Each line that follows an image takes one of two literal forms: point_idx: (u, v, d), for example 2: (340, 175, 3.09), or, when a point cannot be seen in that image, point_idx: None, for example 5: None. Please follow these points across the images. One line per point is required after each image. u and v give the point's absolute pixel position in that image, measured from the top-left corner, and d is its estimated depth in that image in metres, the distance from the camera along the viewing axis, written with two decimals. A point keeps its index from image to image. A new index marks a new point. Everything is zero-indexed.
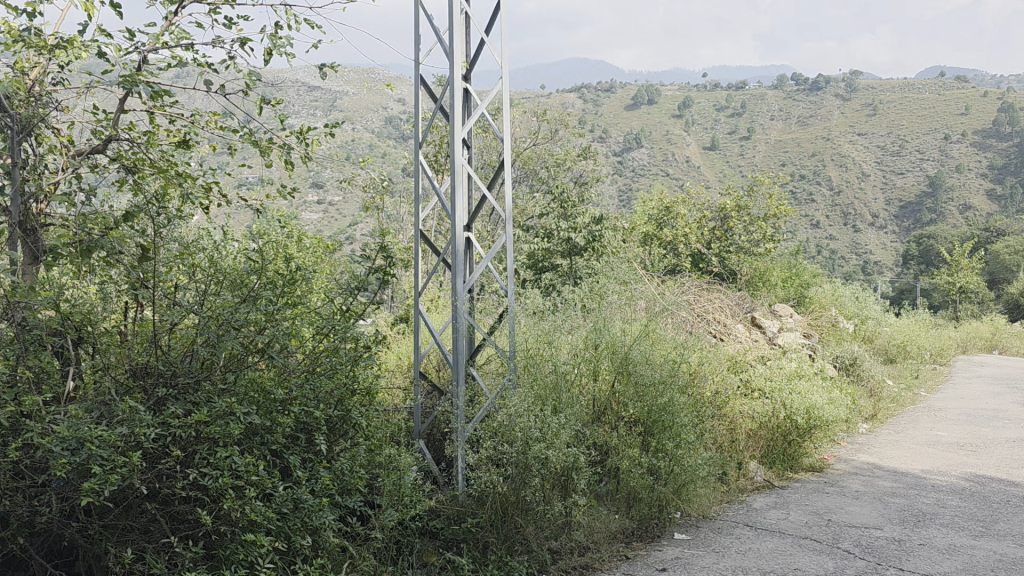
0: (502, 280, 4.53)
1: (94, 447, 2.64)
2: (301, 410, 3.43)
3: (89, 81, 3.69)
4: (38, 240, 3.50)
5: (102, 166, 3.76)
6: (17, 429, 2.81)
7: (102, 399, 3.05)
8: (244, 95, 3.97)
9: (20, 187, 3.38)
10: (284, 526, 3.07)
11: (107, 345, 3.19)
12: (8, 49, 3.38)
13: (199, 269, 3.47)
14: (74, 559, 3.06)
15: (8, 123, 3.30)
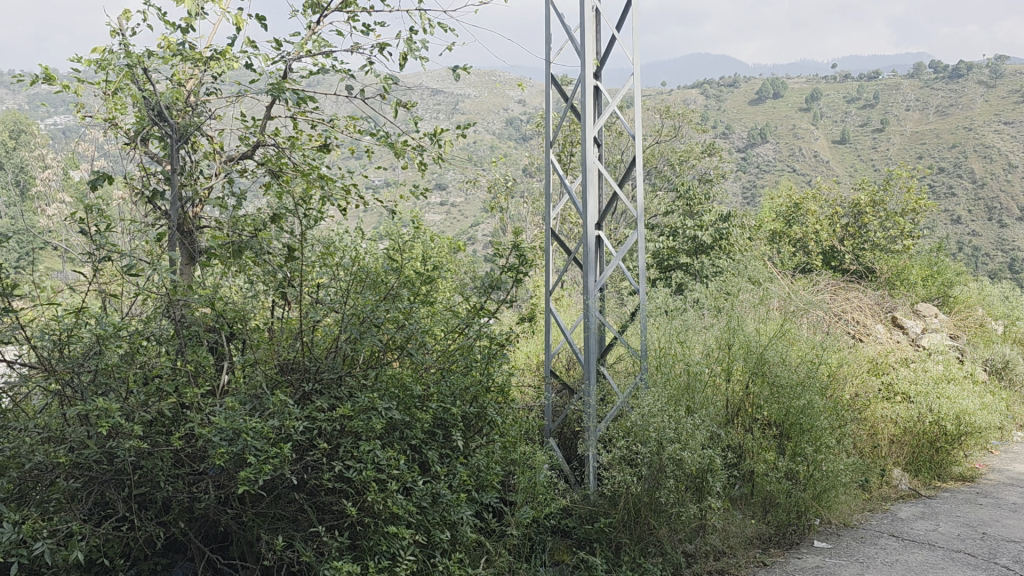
0: (634, 279, 4.46)
1: (249, 438, 2.76)
2: (438, 406, 3.49)
3: (239, 90, 3.86)
4: (195, 241, 3.70)
5: (250, 171, 3.94)
6: (178, 420, 2.97)
7: (254, 393, 3.18)
8: (381, 99, 4.07)
9: (179, 192, 3.61)
10: (424, 520, 3.13)
11: (257, 341, 3.32)
12: (167, 62, 3.60)
13: (340, 269, 3.58)
14: (229, 544, 3.22)
15: (168, 133, 3.60)
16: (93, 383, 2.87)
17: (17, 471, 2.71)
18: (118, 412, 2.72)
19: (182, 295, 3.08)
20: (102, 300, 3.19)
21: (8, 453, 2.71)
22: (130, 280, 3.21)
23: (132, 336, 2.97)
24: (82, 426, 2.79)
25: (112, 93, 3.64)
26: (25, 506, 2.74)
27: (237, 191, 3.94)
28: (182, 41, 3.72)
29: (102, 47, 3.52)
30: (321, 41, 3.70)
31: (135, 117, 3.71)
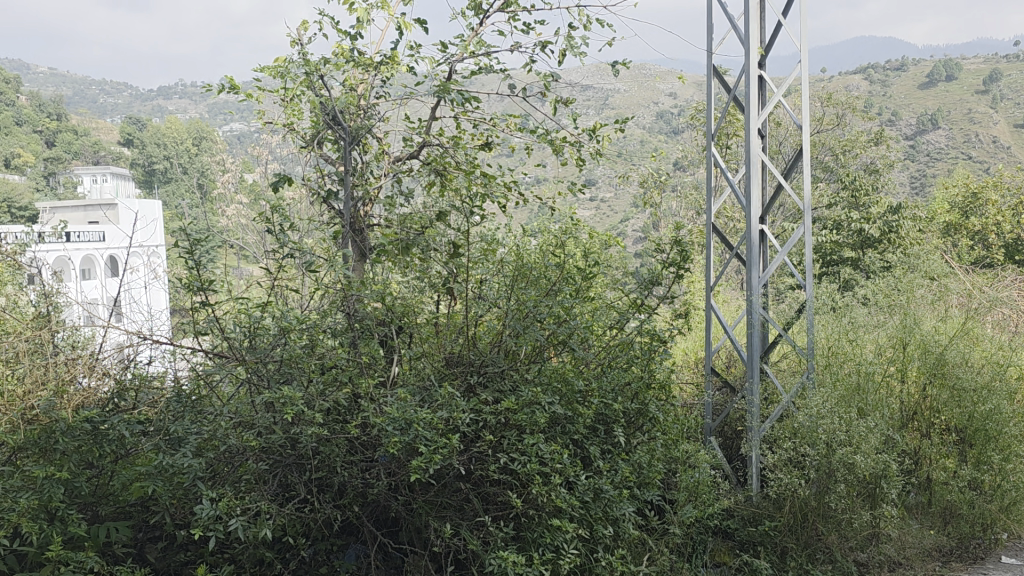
0: (801, 275, 4.29)
1: (420, 429, 2.87)
2: (600, 402, 3.48)
3: (406, 93, 4.00)
4: (365, 239, 3.90)
5: (416, 170, 4.08)
6: (353, 408, 3.13)
7: (423, 385, 3.30)
8: (541, 96, 4.10)
9: (351, 193, 3.80)
10: (587, 514, 3.13)
11: (425, 335, 3.44)
12: (340, 69, 3.78)
13: (504, 266, 3.65)
14: (399, 529, 3.36)
15: (342, 136, 3.79)
16: (278, 372, 3.07)
17: (213, 452, 2.93)
18: (301, 399, 2.89)
19: (356, 290, 3.24)
20: (284, 295, 3.40)
21: (205, 435, 2.93)
22: (309, 276, 3.41)
23: (311, 329, 3.14)
24: (269, 412, 2.98)
25: (290, 100, 3.87)
26: (219, 485, 2.95)
27: (405, 190, 4.10)
28: (354, 48, 3.90)
29: (283, 57, 3.74)
30: (484, 42, 3.74)
31: (312, 123, 3.95)
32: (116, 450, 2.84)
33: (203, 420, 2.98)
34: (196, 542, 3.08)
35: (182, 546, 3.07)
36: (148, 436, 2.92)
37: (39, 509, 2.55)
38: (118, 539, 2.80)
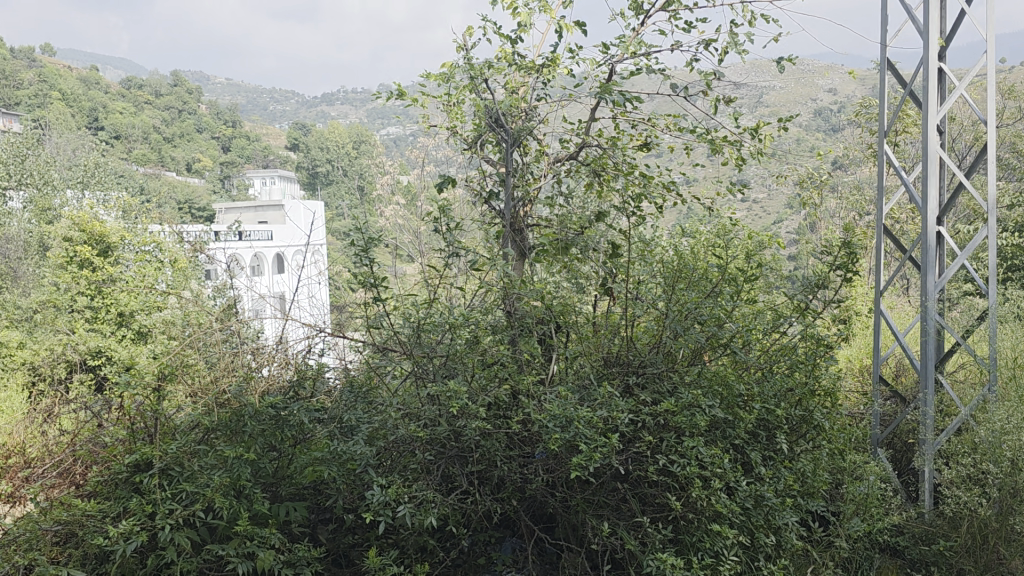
0: (984, 280, 4.00)
1: (580, 426, 2.90)
2: (763, 408, 3.37)
3: (566, 95, 4.04)
4: (525, 239, 3.94)
5: (575, 170, 4.11)
6: (515, 404, 3.19)
7: (581, 383, 3.33)
8: (703, 95, 4.02)
9: (512, 194, 3.89)
10: (748, 521, 3.05)
11: (584, 334, 3.47)
12: (503, 72, 3.87)
13: (664, 267, 3.64)
14: (555, 525, 3.41)
15: (504, 138, 3.87)
16: (444, 366, 3.19)
17: (383, 441, 3.07)
18: (465, 393, 2.98)
19: (518, 288, 3.31)
20: (447, 292, 3.52)
21: (376, 424, 3.07)
22: (471, 274, 3.51)
23: (474, 325, 3.23)
24: (435, 405, 3.09)
25: (453, 104, 3.99)
26: (388, 472, 3.10)
27: (564, 191, 4.14)
28: (516, 52, 3.97)
29: (449, 62, 3.87)
30: (645, 41, 3.71)
31: (474, 125, 4.05)
32: (296, 435, 3.02)
33: (374, 409, 3.13)
34: (364, 526, 3.23)
35: (350, 530, 3.23)
36: (323, 423, 3.08)
37: (229, 486, 2.75)
38: (296, 519, 2.98)
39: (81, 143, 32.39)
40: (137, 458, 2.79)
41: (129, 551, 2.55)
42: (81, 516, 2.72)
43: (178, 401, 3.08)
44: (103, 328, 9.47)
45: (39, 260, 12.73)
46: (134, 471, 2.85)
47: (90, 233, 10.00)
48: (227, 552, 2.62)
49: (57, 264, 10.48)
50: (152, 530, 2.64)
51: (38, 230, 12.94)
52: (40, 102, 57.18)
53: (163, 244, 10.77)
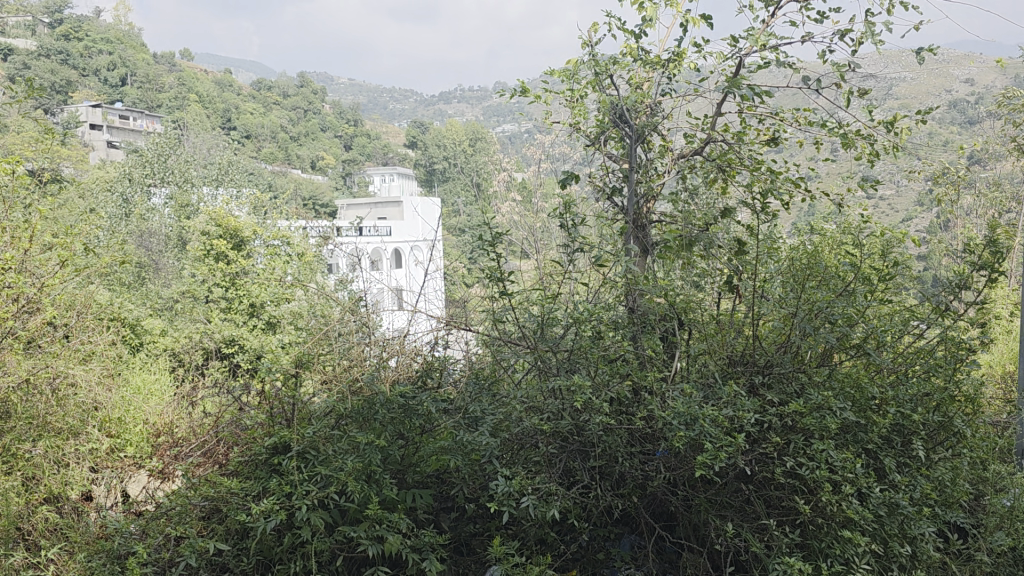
0: None
1: (705, 425, 2.87)
2: (897, 412, 3.23)
3: (691, 89, 3.97)
4: (648, 235, 3.92)
5: (698, 166, 4.04)
6: (637, 401, 3.18)
7: (705, 381, 3.29)
8: (835, 88, 3.88)
9: (635, 189, 3.87)
10: (881, 529, 2.94)
11: (709, 332, 3.42)
12: (628, 69, 3.86)
13: (793, 265, 3.54)
14: (675, 524, 3.38)
15: (628, 133, 3.85)
16: (568, 360, 3.21)
17: (507, 433, 3.12)
18: (589, 388, 3.00)
19: (642, 285, 3.30)
20: (569, 287, 3.55)
21: (500, 416, 3.13)
22: (594, 270, 3.51)
23: (597, 321, 3.24)
24: (558, 399, 3.13)
25: (577, 101, 4.00)
26: (511, 463, 3.15)
27: (688, 187, 4.08)
28: (640, 47, 3.94)
29: (573, 59, 3.88)
30: (776, 33, 3.62)
31: (597, 121, 4.04)
32: (423, 425, 3.11)
33: (498, 402, 3.19)
34: (486, 516, 3.29)
35: (472, 519, 3.30)
36: (449, 413, 3.16)
37: (361, 471, 2.86)
38: (422, 505, 3.07)
39: (216, 142, 34.04)
40: (276, 441, 2.94)
41: (269, 528, 2.69)
42: (225, 494, 2.89)
43: (313, 388, 3.22)
44: (236, 318, 9.94)
45: (178, 253, 13.47)
46: (272, 453, 3.00)
47: (225, 228, 10.51)
48: (359, 533, 2.73)
49: (195, 257, 11.08)
50: (290, 510, 2.77)
51: (178, 224, 13.69)
52: (179, 104, 60.54)
53: (291, 238, 11.21)
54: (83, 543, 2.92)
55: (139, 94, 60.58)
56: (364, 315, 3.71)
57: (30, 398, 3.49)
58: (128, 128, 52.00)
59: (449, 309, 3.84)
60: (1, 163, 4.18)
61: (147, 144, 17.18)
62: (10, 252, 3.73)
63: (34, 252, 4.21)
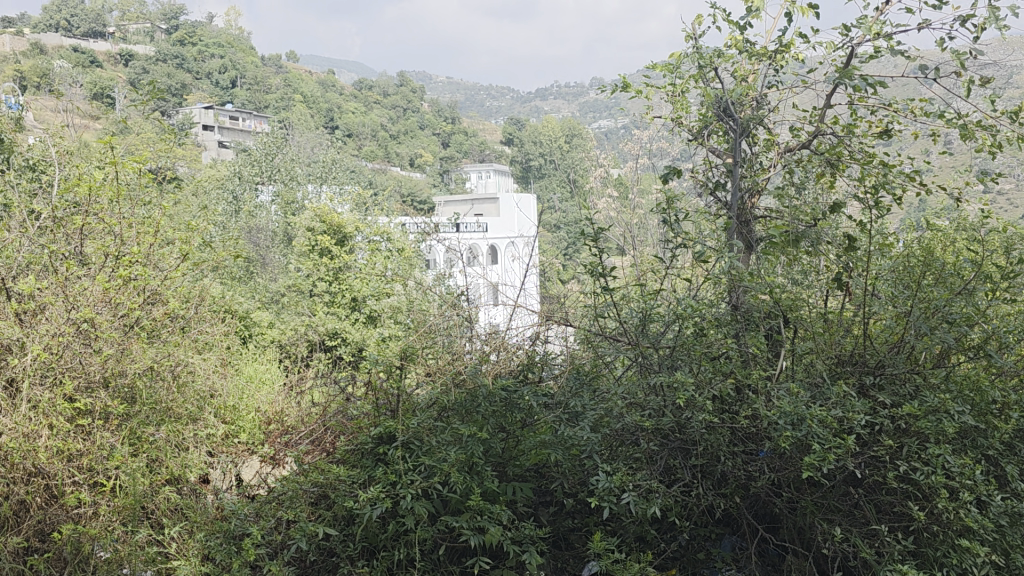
0: None
1: (813, 425, 2.80)
2: (1022, 416, 3.06)
3: (799, 81, 3.85)
4: (752, 231, 3.83)
5: (806, 160, 3.92)
6: (740, 399, 3.13)
7: (812, 381, 3.20)
8: (955, 76, 3.69)
9: (739, 184, 3.79)
10: (1001, 540, 2.80)
11: (816, 331, 3.33)
12: (733, 61, 3.78)
13: (907, 262, 3.40)
14: (779, 526, 3.31)
15: (732, 127, 3.77)
16: (671, 357, 3.18)
17: (607, 428, 3.12)
18: (692, 385, 2.97)
19: (746, 282, 3.24)
20: (671, 283, 3.51)
21: (601, 411, 3.13)
22: (696, 266, 3.47)
23: (700, 317, 3.21)
24: (660, 395, 3.12)
25: (679, 95, 3.95)
26: (611, 459, 3.15)
27: (795, 181, 3.96)
28: (746, 38, 3.86)
29: (676, 52, 3.84)
30: (890, 20, 3.47)
31: (700, 115, 3.97)
32: (524, 418, 3.14)
33: (599, 398, 3.19)
34: (585, 511, 3.30)
35: (570, 513, 3.32)
36: (550, 407, 3.19)
37: (463, 462, 2.92)
38: (522, 498, 3.10)
39: (319, 142, 35.00)
40: (382, 431, 3.02)
41: (375, 515, 2.77)
42: (333, 481, 2.99)
43: (416, 379, 3.29)
44: (339, 311, 10.15)
45: (285, 248, 13.92)
46: (378, 443, 3.09)
47: (329, 224, 10.82)
48: (461, 523, 2.78)
49: (300, 252, 11.44)
50: (394, 498, 2.85)
51: (284, 221, 14.15)
52: (285, 105, 62.63)
53: (392, 235, 11.42)
54: (202, 523, 3.08)
55: (248, 95, 62.95)
56: (464, 309, 3.76)
57: (154, 384, 3.67)
58: (238, 127, 54.12)
59: (548, 305, 3.85)
60: (129, 161, 4.41)
61: (256, 144, 17.83)
62: (137, 245, 3.94)
63: (159, 245, 4.44)
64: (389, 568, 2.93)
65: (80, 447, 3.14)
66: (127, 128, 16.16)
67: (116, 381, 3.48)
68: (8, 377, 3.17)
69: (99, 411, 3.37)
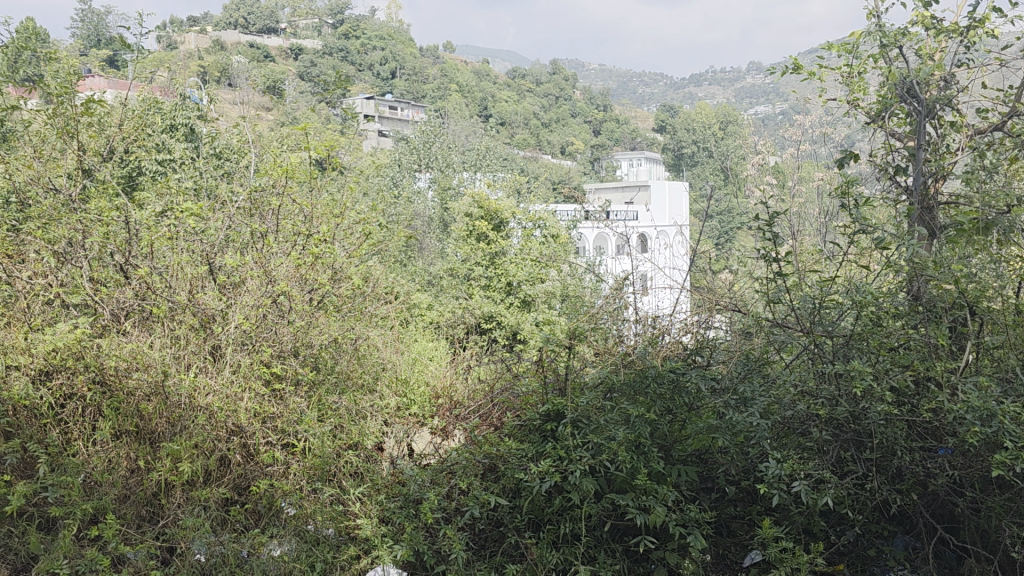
0: None
1: (1005, 422, 2.65)
2: None
3: (993, 58, 3.61)
4: (935, 217, 3.63)
5: (998, 143, 3.68)
6: (920, 392, 3.00)
7: (1003, 377, 3.02)
8: None
9: (922, 168, 3.60)
10: None
11: (1007, 325, 3.13)
12: (919, 40, 3.60)
13: None
14: (959, 528, 3.14)
15: (916, 108, 3.59)
16: (847, 346, 3.09)
17: (777, 416, 3.08)
18: (870, 375, 2.88)
19: (929, 269, 3.07)
20: (845, 271, 3.40)
21: (771, 398, 3.07)
22: (874, 254, 3.34)
23: (877, 304, 3.10)
24: (834, 384, 3.03)
25: (856, 75, 3.80)
26: (781, 447, 3.11)
27: (986, 166, 3.71)
28: (933, 15, 3.66)
29: (856, 31, 3.69)
30: None
31: (879, 96, 3.80)
32: (691, 402, 3.14)
33: (769, 384, 3.15)
34: (747, 499, 3.27)
35: (732, 501, 3.29)
36: (717, 392, 3.15)
37: (631, 441, 2.97)
38: (687, 481, 3.11)
39: (472, 130, 35.73)
40: (550, 408, 3.14)
41: (545, 488, 2.89)
42: (503, 453, 3.15)
43: (584, 359, 3.36)
44: (494, 295, 10.32)
45: (441, 234, 14.34)
46: (545, 420, 3.21)
47: (486, 210, 11.08)
48: (628, 501, 2.84)
49: (457, 237, 11.77)
50: (564, 473, 2.95)
51: (441, 207, 14.58)
52: (441, 94, 64.22)
53: (546, 221, 11.52)
54: (382, 486, 3.31)
55: (405, 86, 65.08)
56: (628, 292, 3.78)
57: (336, 355, 3.93)
58: (396, 117, 56.03)
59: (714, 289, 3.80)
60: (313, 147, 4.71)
61: (414, 133, 18.42)
62: (323, 226, 4.23)
63: (340, 227, 4.72)
64: (554, 541, 3.03)
65: (274, 411, 3.42)
66: (299, 117, 17.04)
67: (304, 351, 3.76)
68: (213, 343, 3.56)
69: (291, 378, 3.67)
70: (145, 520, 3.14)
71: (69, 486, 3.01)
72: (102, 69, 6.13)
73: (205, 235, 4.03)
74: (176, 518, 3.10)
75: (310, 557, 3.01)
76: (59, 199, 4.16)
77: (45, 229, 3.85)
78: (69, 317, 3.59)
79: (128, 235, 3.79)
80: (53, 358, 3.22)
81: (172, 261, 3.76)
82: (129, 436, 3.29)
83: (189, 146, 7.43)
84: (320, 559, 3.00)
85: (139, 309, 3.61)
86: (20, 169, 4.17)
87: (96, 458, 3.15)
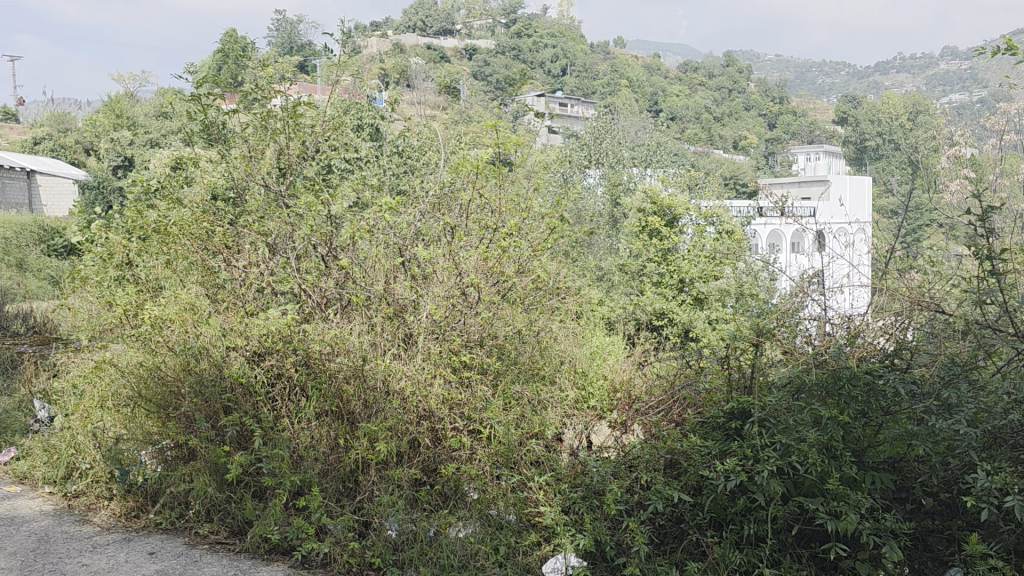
0: None
1: None
2: None
3: None
4: None
5: None
6: None
7: None
8: None
9: None
10: None
11: None
12: None
13: None
14: None
15: None
16: None
17: (987, 424, 2.89)
18: None
19: None
20: None
21: (980, 406, 2.88)
22: None
23: None
24: None
25: None
26: (991, 458, 2.92)
27: None
28: None
29: None
30: None
31: None
32: (889, 406, 3.00)
33: (978, 390, 2.94)
34: (948, 511, 3.07)
35: (930, 513, 3.09)
36: (918, 396, 2.99)
37: (822, 444, 2.87)
38: (882, 489, 2.97)
39: (642, 125, 35.31)
40: (736, 406, 3.11)
41: (730, 486, 2.87)
42: (687, 450, 3.15)
43: (773, 357, 3.27)
44: (666, 291, 10.16)
45: (612, 230, 14.26)
46: (730, 418, 3.17)
47: (659, 205, 10.91)
48: (819, 506, 2.76)
49: (629, 233, 11.67)
50: (750, 472, 2.92)
51: (611, 203, 14.48)
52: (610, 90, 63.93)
53: (721, 216, 11.21)
54: (564, 476, 3.38)
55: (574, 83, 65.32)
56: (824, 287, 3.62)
57: (519, 347, 4.02)
58: (565, 114, 56.33)
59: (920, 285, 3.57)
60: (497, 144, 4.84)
61: (586, 129, 18.40)
62: (508, 220, 4.34)
63: (522, 221, 4.81)
64: (738, 541, 2.99)
65: (462, 397, 3.56)
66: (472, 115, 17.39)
67: (490, 341, 3.88)
68: (406, 331, 3.77)
69: (478, 366, 3.80)
70: (343, 495, 3.42)
71: (280, 459, 3.38)
72: (301, 74, 6.56)
73: (398, 229, 4.26)
74: (372, 494, 3.36)
75: (494, 540, 3.20)
76: (270, 196, 4.55)
77: (259, 224, 4.23)
78: (279, 304, 4.02)
79: (331, 230, 4.11)
80: (266, 340, 3.62)
81: (369, 253, 4.02)
82: (331, 416, 3.54)
83: (376, 145, 7.82)
84: (503, 543, 3.18)
85: (338, 298, 3.95)
86: (237, 168, 4.58)
87: (303, 433, 3.45)
